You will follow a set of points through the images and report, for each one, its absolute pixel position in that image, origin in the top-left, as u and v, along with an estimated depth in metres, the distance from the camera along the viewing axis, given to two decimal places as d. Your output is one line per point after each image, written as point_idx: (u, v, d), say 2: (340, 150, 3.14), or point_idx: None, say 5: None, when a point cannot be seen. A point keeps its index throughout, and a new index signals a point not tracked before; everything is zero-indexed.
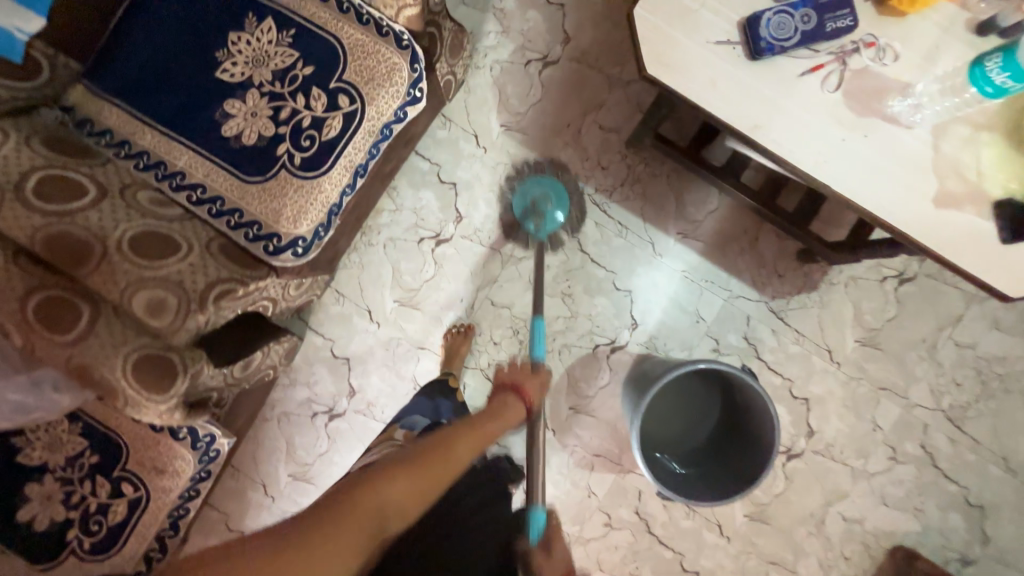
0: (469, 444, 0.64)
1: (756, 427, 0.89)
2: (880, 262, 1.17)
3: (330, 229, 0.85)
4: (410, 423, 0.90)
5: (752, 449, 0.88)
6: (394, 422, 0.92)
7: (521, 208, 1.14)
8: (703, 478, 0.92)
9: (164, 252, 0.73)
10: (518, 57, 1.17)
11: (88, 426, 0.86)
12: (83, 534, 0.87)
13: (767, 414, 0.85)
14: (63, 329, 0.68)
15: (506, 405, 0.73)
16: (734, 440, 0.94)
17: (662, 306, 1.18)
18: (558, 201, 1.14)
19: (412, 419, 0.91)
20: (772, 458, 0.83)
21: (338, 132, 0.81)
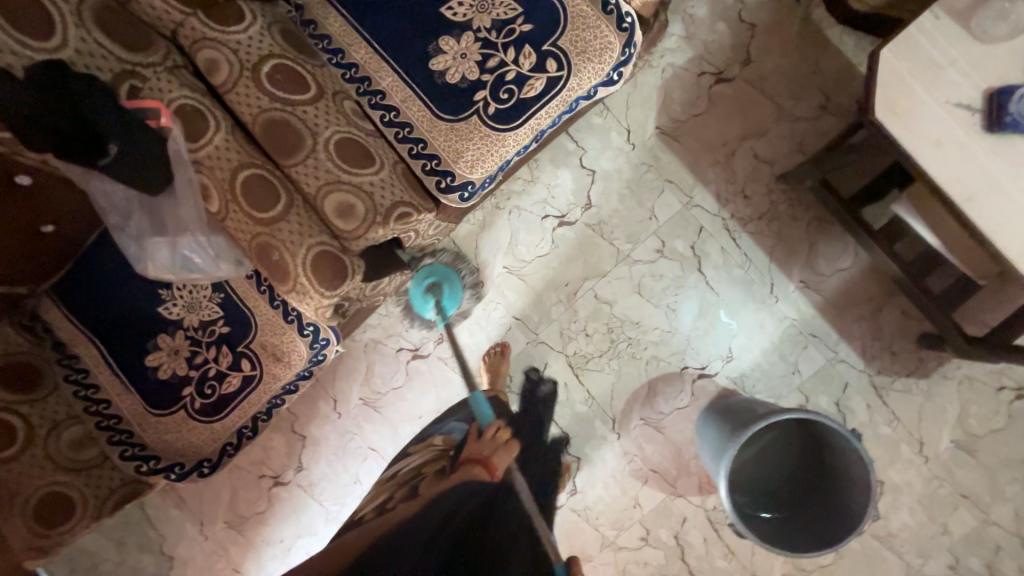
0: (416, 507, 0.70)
1: (848, 470, 0.87)
2: (1003, 369, 1.11)
3: (493, 183, 0.88)
4: (447, 429, 0.98)
5: (844, 494, 0.87)
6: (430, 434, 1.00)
7: (423, 305, 1.19)
8: (799, 524, 0.91)
9: (362, 161, 0.76)
10: (693, 66, 1.16)
11: (228, 299, 0.93)
12: (196, 394, 0.93)
13: (861, 484, 0.83)
14: (261, 206, 0.73)
15: (470, 473, 0.74)
16: (813, 497, 0.93)
17: (762, 347, 1.17)
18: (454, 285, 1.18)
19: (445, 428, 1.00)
20: (871, 502, 0.81)
21: (536, 94, 0.83)
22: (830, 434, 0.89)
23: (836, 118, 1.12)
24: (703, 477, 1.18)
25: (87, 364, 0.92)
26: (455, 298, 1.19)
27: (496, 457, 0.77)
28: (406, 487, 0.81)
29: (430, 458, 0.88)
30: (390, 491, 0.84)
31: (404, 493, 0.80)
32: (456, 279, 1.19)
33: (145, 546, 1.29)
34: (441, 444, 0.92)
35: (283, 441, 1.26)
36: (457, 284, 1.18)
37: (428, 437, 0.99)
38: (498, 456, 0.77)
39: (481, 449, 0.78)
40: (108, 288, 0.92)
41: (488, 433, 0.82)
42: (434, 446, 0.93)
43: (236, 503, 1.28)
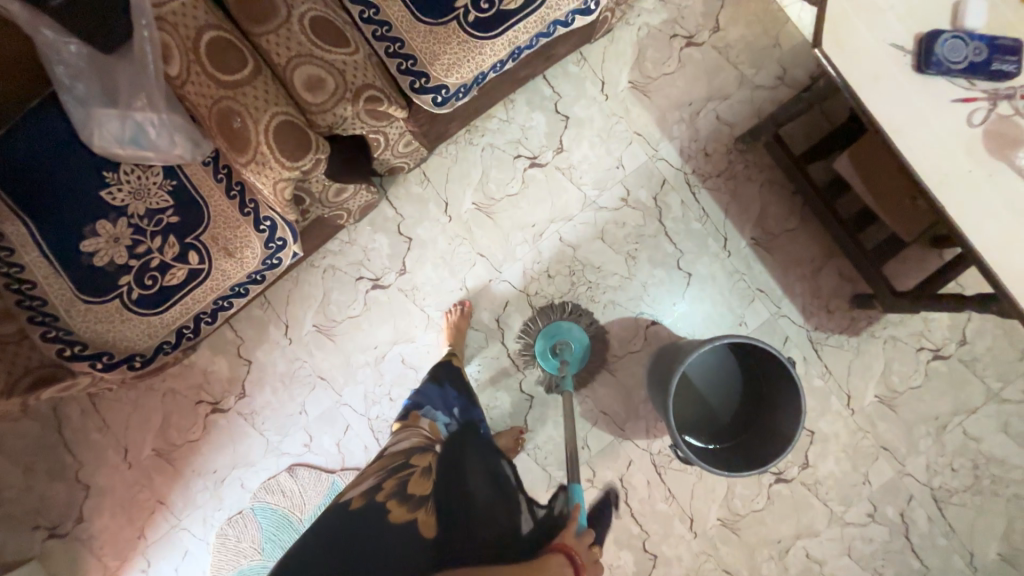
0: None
1: (778, 391, 0.93)
2: (922, 332, 1.22)
3: (467, 95, 0.90)
4: (432, 414, 0.89)
5: (777, 415, 0.93)
6: (414, 409, 0.90)
7: (549, 361, 1.16)
8: (741, 450, 0.96)
9: (336, 41, 0.75)
10: (667, 28, 1.22)
11: (180, 186, 0.88)
12: (135, 284, 0.88)
13: (794, 411, 0.88)
14: (226, 68, 0.71)
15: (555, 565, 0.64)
16: (751, 432, 0.98)
17: (713, 298, 1.22)
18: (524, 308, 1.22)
19: (431, 410, 0.90)
20: (802, 416, 0.87)
21: (516, 7, 0.85)
22: (769, 368, 0.95)
23: (791, 89, 1.21)
24: (650, 421, 1.22)
25: (12, 239, 0.85)
26: (580, 353, 1.18)
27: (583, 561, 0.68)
28: (395, 479, 0.70)
29: (418, 447, 0.79)
30: (376, 475, 0.73)
31: (394, 483, 0.69)
32: (581, 332, 1.18)
33: (58, 472, 1.19)
34: (426, 430, 0.85)
35: (226, 365, 1.21)
36: (583, 337, 1.18)
37: (411, 414, 0.88)
38: (585, 561, 0.69)
39: (572, 546, 0.70)
40: (44, 161, 0.85)
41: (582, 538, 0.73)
42: (418, 430, 0.84)
43: (168, 430, 1.20)
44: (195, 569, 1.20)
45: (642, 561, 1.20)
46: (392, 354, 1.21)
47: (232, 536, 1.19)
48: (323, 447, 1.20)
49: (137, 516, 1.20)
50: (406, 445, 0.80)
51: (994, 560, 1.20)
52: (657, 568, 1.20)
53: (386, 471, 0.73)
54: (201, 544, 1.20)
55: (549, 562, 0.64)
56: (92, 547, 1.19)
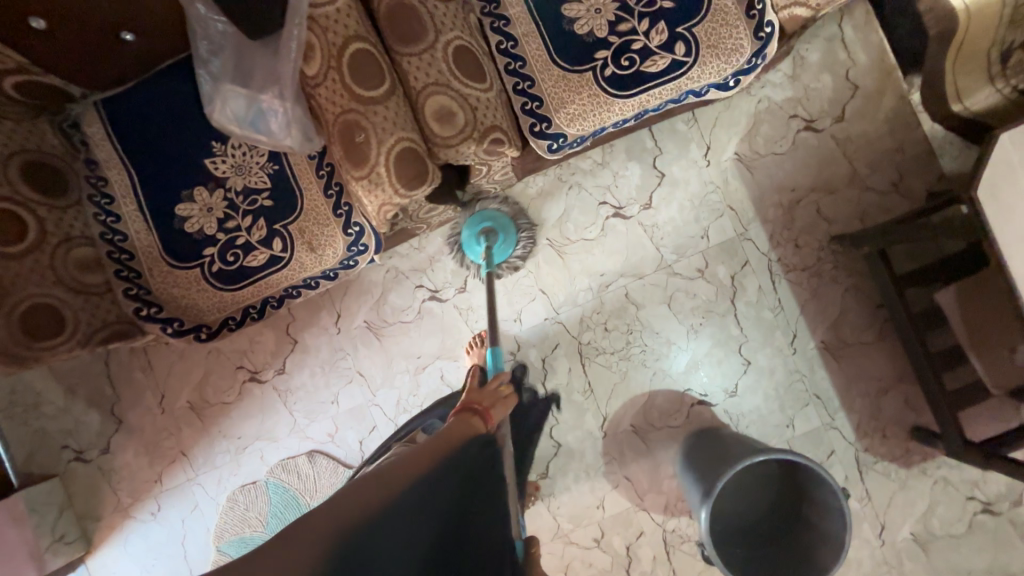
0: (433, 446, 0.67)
1: (821, 514, 0.89)
2: (978, 482, 1.15)
3: (581, 145, 0.87)
4: None
5: (817, 538, 0.89)
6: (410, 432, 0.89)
7: (473, 250, 1.16)
8: (766, 562, 0.92)
9: (474, 75, 0.74)
10: (788, 106, 1.17)
11: (281, 173, 0.88)
12: (217, 259, 0.89)
13: (837, 544, 0.85)
14: (363, 83, 0.70)
15: (466, 424, 0.72)
16: (780, 547, 0.94)
17: (766, 393, 1.18)
18: (504, 230, 1.16)
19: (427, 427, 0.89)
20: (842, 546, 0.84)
21: (656, 72, 0.82)
22: (814, 489, 0.91)
23: (904, 200, 1.14)
24: (671, 498, 1.19)
25: (114, 191, 0.87)
26: (507, 249, 1.17)
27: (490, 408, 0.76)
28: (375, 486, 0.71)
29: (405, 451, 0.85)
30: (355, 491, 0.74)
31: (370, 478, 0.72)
32: (513, 233, 1.17)
33: (96, 401, 1.23)
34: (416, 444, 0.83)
35: (273, 339, 1.22)
36: (511, 239, 1.16)
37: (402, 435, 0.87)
38: (495, 407, 0.77)
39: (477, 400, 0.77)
40: (163, 121, 0.87)
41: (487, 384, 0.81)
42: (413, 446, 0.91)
43: (204, 387, 1.23)
44: (200, 524, 1.23)
45: None
46: (432, 367, 1.21)
47: (241, 503, 1.21)
48: (346, 441, 1.21)
49: (158, 461, 1.23)
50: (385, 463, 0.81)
51: None
52: None
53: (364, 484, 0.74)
54: (210, 503, 1.23)
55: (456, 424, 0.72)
56: (111, 480, 1.23)
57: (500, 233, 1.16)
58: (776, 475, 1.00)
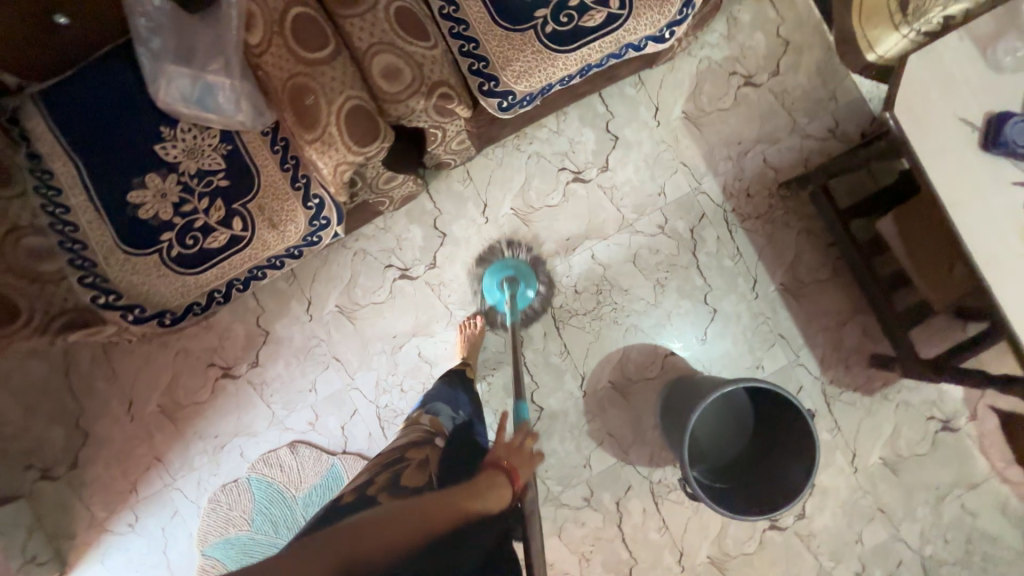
0: (439, 517, 0.59)
1: (792, 434, 0.94)
2: (935, 401, 1.22)
3: (532, 103, 0.90)
4: (436, 411, 0.88)
5: (789, 457, 0.94)
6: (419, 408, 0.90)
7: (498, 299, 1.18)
8: (747, 489, 0.96)
9: (417, 33, 0.76)
10: (727, 64, 1.23)
11: (235, 151, 0.88)
12: (176, 243, 0.87)
13: (807, 467, 0.88)
14: (308, 46, 0.72)
15: (490, 487, 0.64)
16: (752, 474, 0.99)
17: (734, 337, 1.23)
18: (527, 282, 1.19)
19: (437, 407, 0.89)
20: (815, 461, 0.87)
21: (594, 26, 0.86)
22: (787, 418, 0.94)
23: (841, 143, 1.22)
24: (655, 449, 1.22)
25: (62, 182, 0.85)
26: (528, 296, 1.19)
27: (518, 467, 0.67)
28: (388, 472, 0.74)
29: (414, 442, 0.80)
30: (373, 471, 0.76)
31: (386, 476, 0.73)
32: (534, 282, 1.20)
33: (59, 415, 1.18)
34: (427, 427, 0.84)
35: (244, 333, 1.20)
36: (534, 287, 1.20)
37: (415, 412, 0.89)
38: (521, 468, 0.68)
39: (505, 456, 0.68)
40: (108, 107, 0.86)
41: (516, 437, 0.71)
42: (418, 426, 0.84)
43: (175, 389, 1.20)
44: (182, 530, 1.19)
45: None
46: (409, 346, 1.21)
47: (224, 503, 1.19)
48: (328, 428, 1.20)
49: (132, 470, 1.19)
50: (403, 442, 0.82)
51: None
52: None
53: (381, 466, 0.76)
54: (192, 507, 1.19)
55: (479, 484, 0.64)
56: (83, 496, 1.18)
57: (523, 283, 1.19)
58: (751, 411, 1.05)
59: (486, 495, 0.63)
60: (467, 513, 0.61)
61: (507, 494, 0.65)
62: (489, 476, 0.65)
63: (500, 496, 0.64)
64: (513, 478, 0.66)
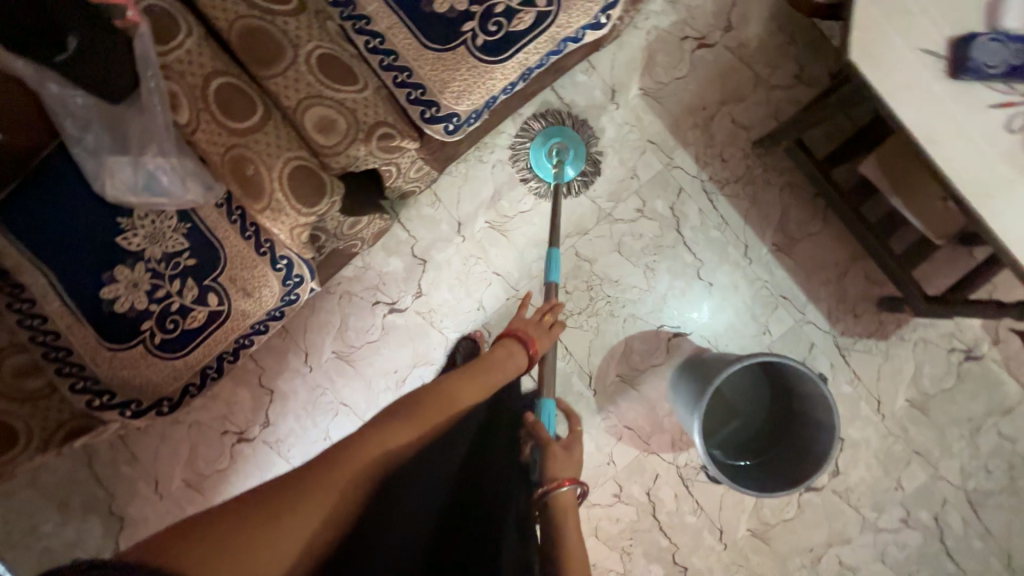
0: (464, 387, 0.64)
1: (810, 405, 0.92)
2: (952, 333, 1.19)
3: (480, 119, 0.87)
4: None
5: (809, 427, 0.92)
6: None
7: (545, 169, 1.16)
8: (772, 464, 0.95)
9: (344, 78, 0.74)
10: (677, 30, 1.18)
11: (195, 228, 0.87)
12: (157, 329, 0.88)
13: (828, 433, 0.86)
14: (237, 116, 0.70)
15: (509, 352, 0.71)
16: (779, 449, 0.97)
17: (735, 307, 1.20)
18: (573, 143, 1.15)
19: None
20: (835, 432, 0.85)
21: (525, 28, 0.82)
22: (802, 388, 0.92)
23: (810, 88, 1.17)
24: (675, 434, 1.20)
25: (35, 294, 0.86)
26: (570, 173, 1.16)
27: (535, 339, 0.75)
28: None
29: None
30: None
31: None
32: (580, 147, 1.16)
33: (92, 507, 1.21)
34: None
35: (249, 396, 1.21)
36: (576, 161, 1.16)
37: None
38: (540, 339, 0.76)
39: (523, 332, 0.76)
40: (62, 210, 0.85)
41: (534, 315, 0.80)
42: None
43: (196, 462, 1.21)
44: None
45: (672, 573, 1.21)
46: (412, 378, 1.21)
47: None
48: None
49: None
50: None
51: None
52: None
53: None
54: None
55: (500, 351, 0.71)
56: None
57: (569, 146, 1.15)
58: (770, 385, 1.03)
59: (503, 359, 0.70)
60: (487, 378, 0.66)
61: (523, 361, 0.73)
62: (501, 344, 0.72)
63: (514, 355, 0.72)
64: (529, 346, 0.74)
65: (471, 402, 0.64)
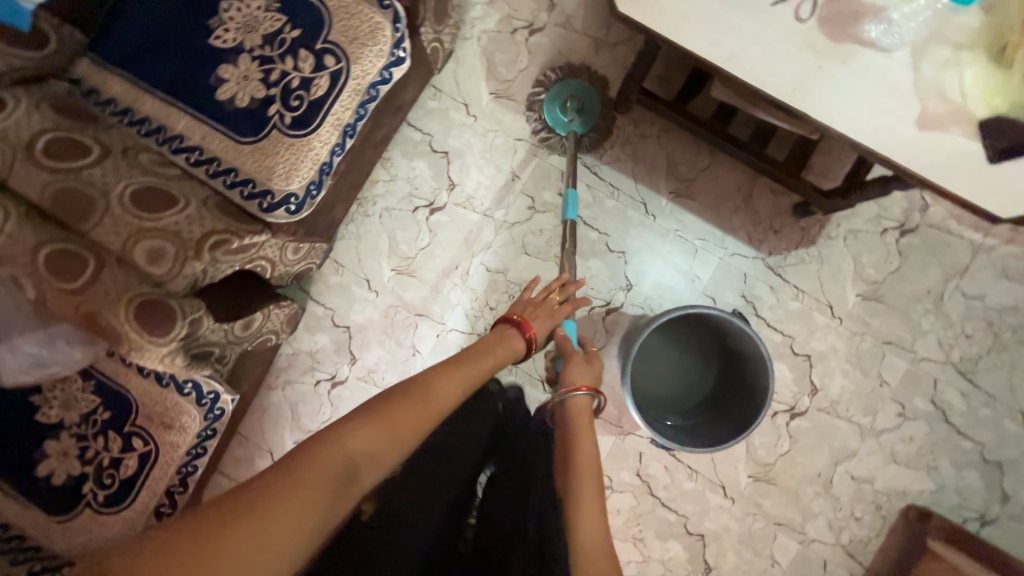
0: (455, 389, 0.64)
1: (741, 340, 0.92)
2: (879, 213, 1.14)
3: (322, 188, 0.88)
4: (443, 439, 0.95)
5: (751, 362, 0.91)
6: None
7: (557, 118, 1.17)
8: (730, 410, 0.95)
9: (162, 204, 0.77)
10: (504, 26, 1.19)
11: (100, 383, 0.90)
12: (97, 488, 0.91)
13: (764, 391, 0.86)
14: (70, 277, 0.72)
15: (507, 337, 0.76)
16: (717, 411, 0.98)
17: (656, 266, 1.18)
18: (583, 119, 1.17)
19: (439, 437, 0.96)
20: (768, 360, 0.85)
21: (325, 92, 0.84)
22: (748, 354, 0.91)
23: None
24: None
25: None
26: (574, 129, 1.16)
27: (529, 321, 0.80)
28: None
29: None
30: None
31: None
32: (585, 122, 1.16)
33: None
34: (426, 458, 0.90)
35: None
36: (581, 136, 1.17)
37: None
38: (535, 321, 0.81)
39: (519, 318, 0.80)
40: None
41: (539, 295, 0.86)
42: None
43: None
44: None
45: (691, 544, 1.17)
46: None
47: None
48: None
49: None
50: None
51: None
52: (709, 546, 1.17)
53: None
54: None
55: (495, 333, 0.77)
56: None
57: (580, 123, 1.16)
58: (717, 345, 1.02)
59: (505, 348, 0.75)
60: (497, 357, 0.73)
61: (523, 345, 0.78)
62: (504, 334, 0.76)
63: (516, 342, 0.76)
64: (519, 325, 0.78)
65: (453, 404, 0.64)
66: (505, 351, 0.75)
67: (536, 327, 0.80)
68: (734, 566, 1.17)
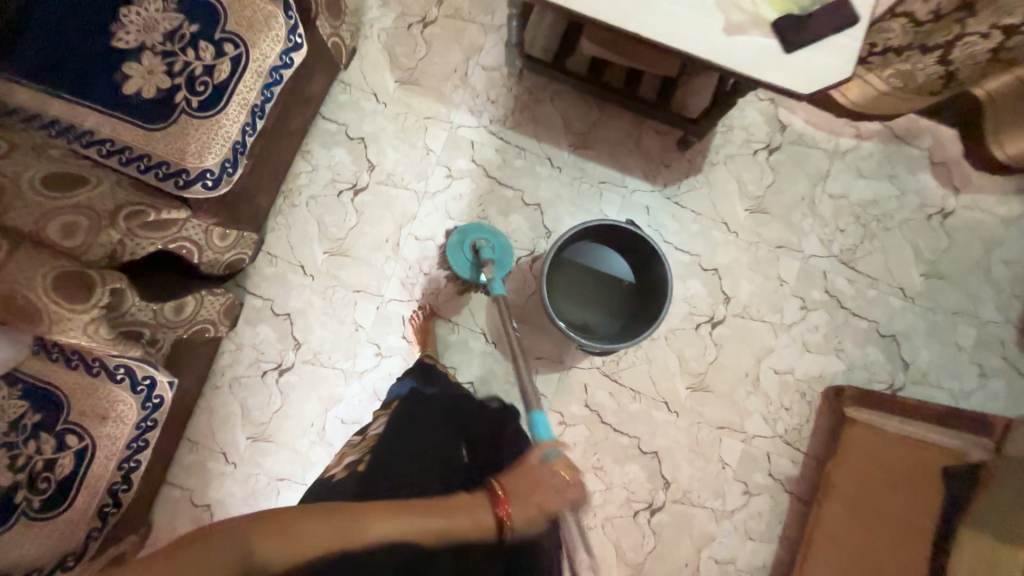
0: (391, 520, 0.58)
1: (637, 246, 1.06)
2: (749, 138, 1.31)
3: (238, 165, 0.95)
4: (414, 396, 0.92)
5: (649, 262, 1.06)
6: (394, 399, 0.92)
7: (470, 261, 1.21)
8: (648, 308, 1.08)
9: (73, 185, 0.82)
10: (400, 23, 1.32)
11: (24, 385, 0.87)
12: (31, 496, 0.86)
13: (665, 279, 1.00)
14: None
15: (472, 508, 0.63)
16: (639, 313, 1.11)
17: (569, 212, 1.29)
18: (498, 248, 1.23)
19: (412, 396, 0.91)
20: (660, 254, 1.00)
21: (227, 75, 0.91)
22: (649, 260, 1.06)
23: None
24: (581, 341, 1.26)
25: None
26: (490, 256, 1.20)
27: (511, 499, 0.64)
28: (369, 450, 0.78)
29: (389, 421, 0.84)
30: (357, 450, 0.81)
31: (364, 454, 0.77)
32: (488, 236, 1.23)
33: None
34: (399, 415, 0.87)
35: (190, 521, 1.19)
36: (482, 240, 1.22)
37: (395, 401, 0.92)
38: (516, 499, 0.64)
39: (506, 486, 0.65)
40: None
41: (518, 474, 0.67)
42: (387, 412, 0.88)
43: None
44: None
45: (647, 463, 1.24)
46: (331, 422, 1.22)
47: None
48: None
49: None
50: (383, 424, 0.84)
51: (922, 283, 1.29)
52: (664, 461, 1.24)
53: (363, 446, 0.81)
54: None
55: (469, 501, 0.63)
56: None
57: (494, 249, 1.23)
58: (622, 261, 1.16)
59: (466, 518, 0.62)
60: (446, 518, 0.61)
61: (491, 521, 0.63)
62: (477, 500, 0.64)
63: (478, 517, 0.62)
64: (499, 502, 0.63)
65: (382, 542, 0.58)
66: (465, 525, 0.62)
67: (521, 514, 0.63)
68: (690, 476, 1.24)
